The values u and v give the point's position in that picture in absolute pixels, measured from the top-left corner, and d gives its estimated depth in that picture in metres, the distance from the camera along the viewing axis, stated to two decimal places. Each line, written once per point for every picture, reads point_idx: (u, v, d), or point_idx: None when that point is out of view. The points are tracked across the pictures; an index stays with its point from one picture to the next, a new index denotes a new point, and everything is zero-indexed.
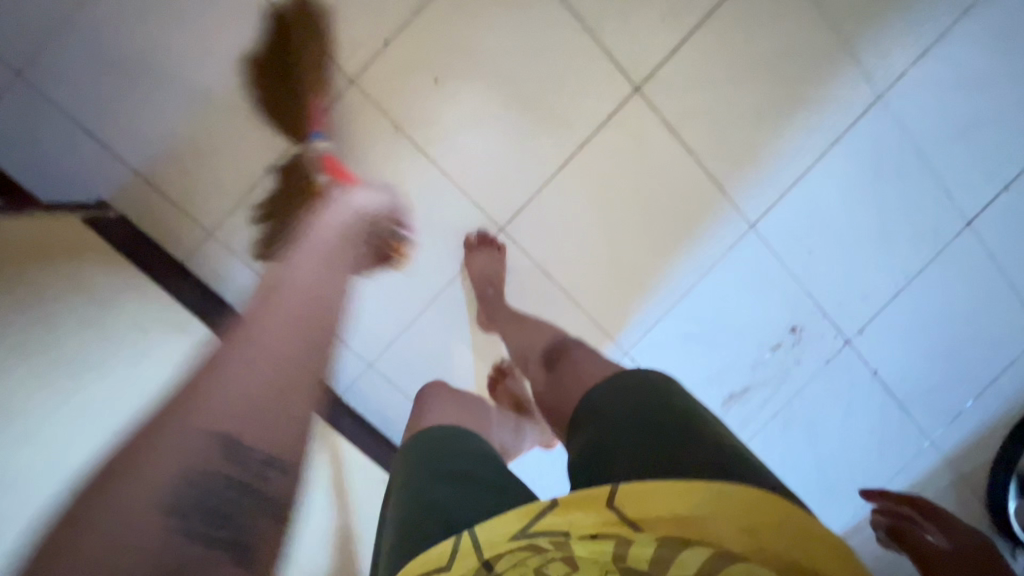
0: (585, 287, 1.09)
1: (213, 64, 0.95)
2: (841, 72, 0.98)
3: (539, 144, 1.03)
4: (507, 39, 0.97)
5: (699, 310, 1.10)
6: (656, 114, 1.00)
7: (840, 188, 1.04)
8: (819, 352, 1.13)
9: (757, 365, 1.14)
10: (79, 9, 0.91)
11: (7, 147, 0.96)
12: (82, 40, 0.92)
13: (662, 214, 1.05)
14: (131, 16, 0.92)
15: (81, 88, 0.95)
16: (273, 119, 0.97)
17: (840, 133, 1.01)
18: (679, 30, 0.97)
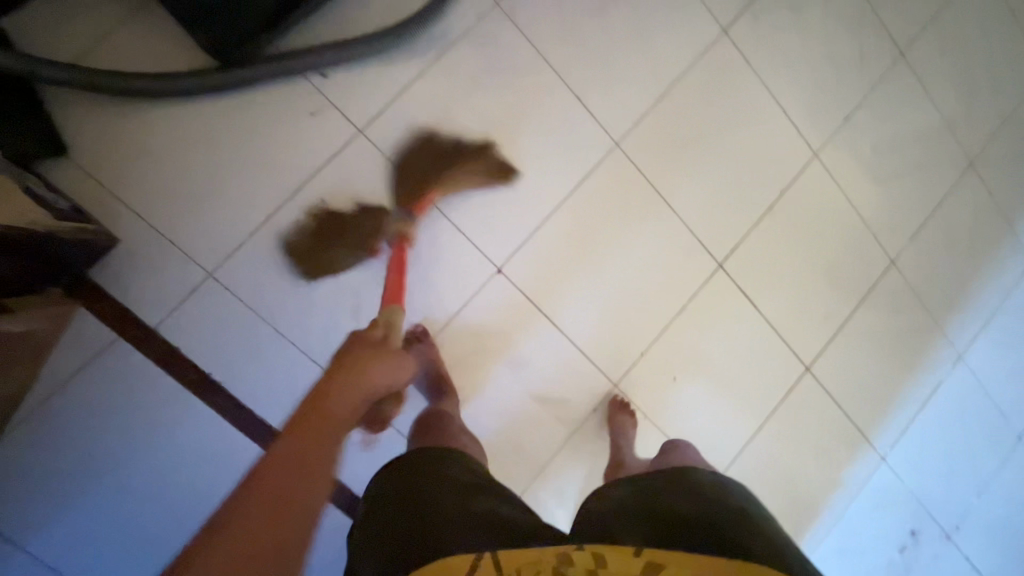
0: (754, 482, 1.21)
1: (436, 279, 0.98)
2: (916, 293, 1.31)
3: (718, 326, 1.16)
4: (678, 242, 1.12)
5: (852, 528, 1.30)
6: (779, 310, 1.20)
7: (942, 414, 1.36)
8: (933, 548, 1.37)
9: (890, 563, 1.34)
10: (313, 208, 0.92)
11: (189, 351, 0.88)
12: (298, 244, 0.91)
13: (817, 425, 1.25)
14: (362, 226, 0.94)
15: (288, 295, 0.92)
16: (486, 336, 1.02)
17: (921, 366, 1.33)
18: (795, 225, 1.20)
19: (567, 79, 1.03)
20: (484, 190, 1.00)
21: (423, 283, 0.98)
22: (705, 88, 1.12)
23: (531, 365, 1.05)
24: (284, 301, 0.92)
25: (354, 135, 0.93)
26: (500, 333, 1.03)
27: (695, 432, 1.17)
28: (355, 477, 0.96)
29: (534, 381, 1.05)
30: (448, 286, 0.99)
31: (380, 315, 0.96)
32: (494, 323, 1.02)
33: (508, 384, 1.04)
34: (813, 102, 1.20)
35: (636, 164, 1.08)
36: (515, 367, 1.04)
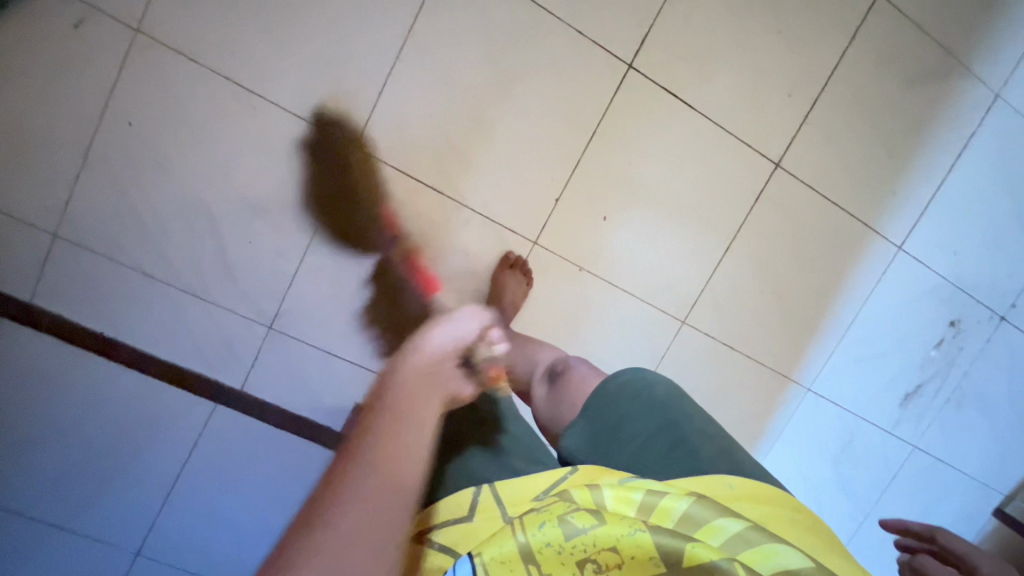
0: (732, 310, 1.06)
1: (287, 175, 0.88)
2: (923, 26, 0.99)
3: (644, 140, 0.95)
4: (562, 49, 0.90)
5: (868, 335, 1.13)
6: (721, 101, 0.96)
7: (977, 177, 1.08)
8: (981, 335, 1.17)
9: (924, 363, 1.17)
10: (123, 135, 0.83)
11: (72, 313, 0.88)
12: (126, 178, 0.85)
13: (799, 229, 1.04)
14: (184, 139, 0.85)
15: (140, 234, 0.87)
16: (368, 223, 0.92)
17: (939, 123, 1.04)
18: None
19: None
20: (303, 57, 0.84)
21: (281, 186, 0.89)
22: None
23: (429, 241, 0.95)
24: (143, 243, 0.87)
25: (135, 36, 0.80)
26: (385, 220, 0.92)
27: (647, 271, 1.01)
28: (290, 408, 0.97)
29: (438, 259, 0.96)
30: (306, 181, 0.89)
31: (244, 229, 0.89)
32: (374, 210, 0.92)
33: (409, 269, 0.95)
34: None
35: None
36: (411, 249, 0.94)
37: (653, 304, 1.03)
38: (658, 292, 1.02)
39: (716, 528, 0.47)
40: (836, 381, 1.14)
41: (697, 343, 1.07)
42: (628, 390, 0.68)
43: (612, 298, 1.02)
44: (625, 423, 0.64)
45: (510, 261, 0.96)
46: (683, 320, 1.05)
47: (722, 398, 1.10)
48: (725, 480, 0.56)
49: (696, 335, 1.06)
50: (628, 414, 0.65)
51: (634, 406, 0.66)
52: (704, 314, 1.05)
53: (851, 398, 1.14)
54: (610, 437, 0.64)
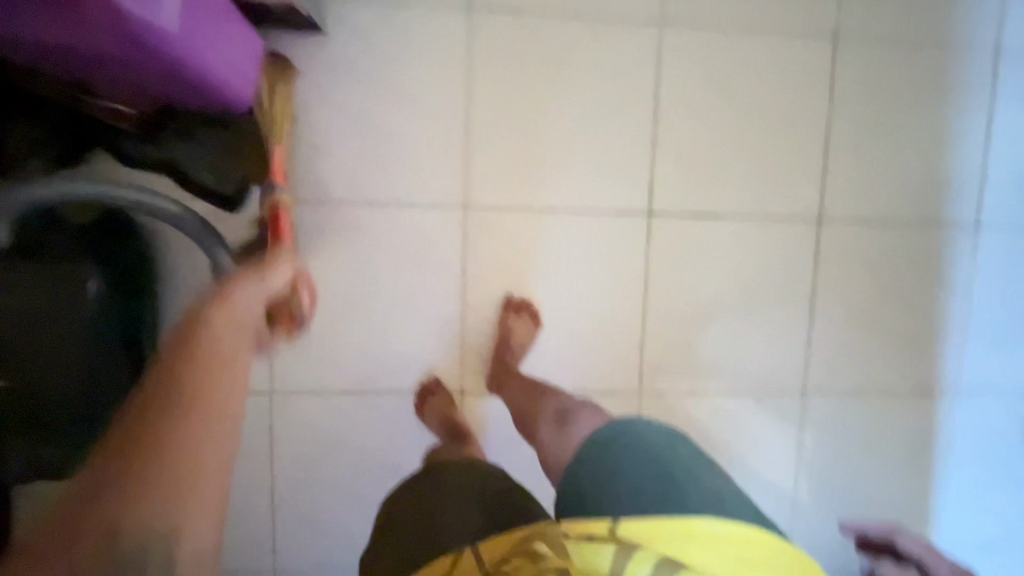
0: (842, 359, 1.08)
1: (419, 440, 1.01)
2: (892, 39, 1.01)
3: (690, 262, 1.02)
4: (586, 229, 1.00)
5: (989, 316, 1.09)
6: (741, 197, 1.02)
7: None
8: None
9: None
10: (289, 472, 0.99)
11: None
12: (305, 502, 1.00)
13: (869, 261, 1.06)
14: (334, 452, 1.00)
15: (332, 539, 1.01)
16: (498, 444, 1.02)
17: (956, 103, 1.03)
18: (692, 107, 0.99)
19: (377, 184, 0.95)
20: (393, 346, 0.99)
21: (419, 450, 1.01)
22: (500, 62, 0.95)
23: None
24: (337, 545, 1.02)
25: (271, 396, 0.97)
26: (510, 435, 1.02)
27: (747, 364, 1.06)
28: None
29: None
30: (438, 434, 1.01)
31: None
32: (497, 433, 1.01)
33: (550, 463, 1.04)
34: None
35: (499, 201, 0.98)
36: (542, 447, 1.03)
37: (766, 387, 1.07)
38: (767, 377, 1.06)
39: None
40: (979, 372, 1.10)
41: (825, 402, 1.08)
42: (623, 447, 0.78)
43: (728, 402, 1.06)
44: (614, 466, 0.75)
45: (514, 305, 0.99)
46: (803, 389, 1.08)
47: (875, 437, 1.10)
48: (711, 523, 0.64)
49: (820, 397, 1.08)
50: (619, 455, 0.77)
51: (632, 460, 0.75)
52: (819, 374, 1.07)
53: (1003, 379, 1.11)
54: (601, 481, 0.74)
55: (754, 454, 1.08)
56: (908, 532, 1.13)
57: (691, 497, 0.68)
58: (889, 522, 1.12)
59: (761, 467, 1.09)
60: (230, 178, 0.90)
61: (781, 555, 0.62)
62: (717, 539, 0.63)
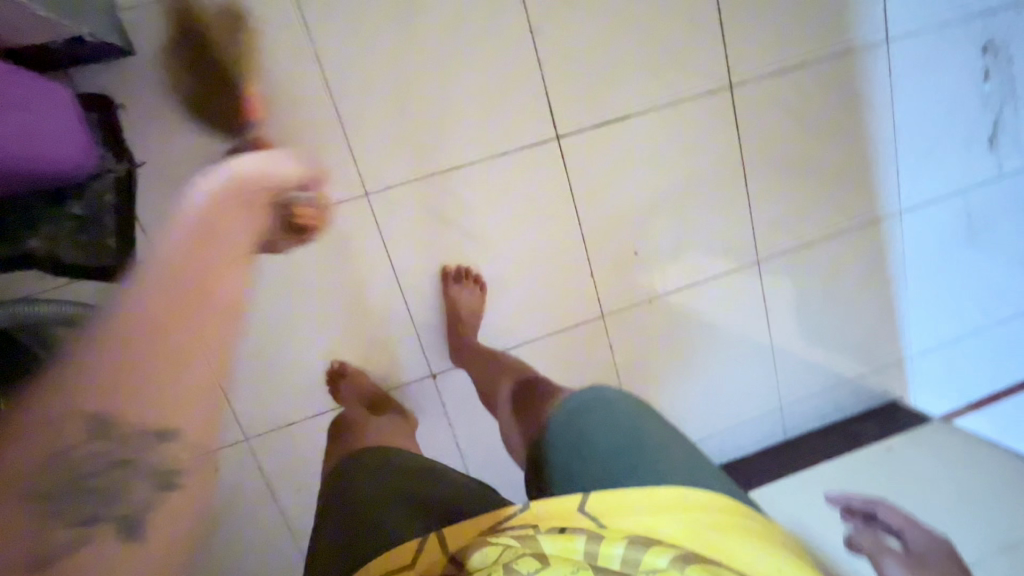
0: (786, 219, 1.07)
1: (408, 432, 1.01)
2: None
3: (613, 174, 0.98)
4: (498, 176, 0.93)
5: (915, 130, 1.08)
6: (645, 91, 0.95)
7: None
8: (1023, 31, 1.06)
9: (987, 100, 1.09)
10: (298, 502, 1.00)
11: None
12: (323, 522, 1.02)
13: (790, 115, 1.02)
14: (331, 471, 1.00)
15: None
16: (485, 410, 1.02)
17: None
18: (564, 8, 0.89)
19: (265, 202, 0.87)
20: (348, 356, 0.96)
21: None
22: (341, 21, 0.84)
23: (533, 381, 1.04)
24: None
25: (249, 442, 0.96)
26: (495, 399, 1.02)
27: (697, 255, 1.05)
28: None
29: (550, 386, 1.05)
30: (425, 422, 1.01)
31: None
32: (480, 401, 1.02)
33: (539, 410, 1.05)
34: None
35: (398, 178, 0.90)
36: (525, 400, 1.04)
37: (720, 269, 1.07)
38: (720, 260, 1.06)
39: (654, 555, 0.57)
40: (917, 187, 1.11)
41: (780, 264, 1.10)
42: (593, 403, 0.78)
43: (689, 296, 1.07)
44: (585, 431, 0.75)
45: (454, 275, 0.95)
46: (758, 258, 1.08)
47: (834, 282, 1.13)
48: (682, 490, 0.63)
49: (773, 261, 1.09)
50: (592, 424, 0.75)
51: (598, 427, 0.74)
52: (769, 240, 1.08)
53: (941, 186, 1.11)
54: (574, 451, 0.74)
55: (726, 334, 1.11)
56: (883, 353, 1.19)
57: (658, 470, 0.66)
58: (864, 350, 1.18)
59: (736, 344, 1.12)
60: (110, 245, 0.81)
61: (749, 516, 0.62)
62: (684, 505, 0.62)
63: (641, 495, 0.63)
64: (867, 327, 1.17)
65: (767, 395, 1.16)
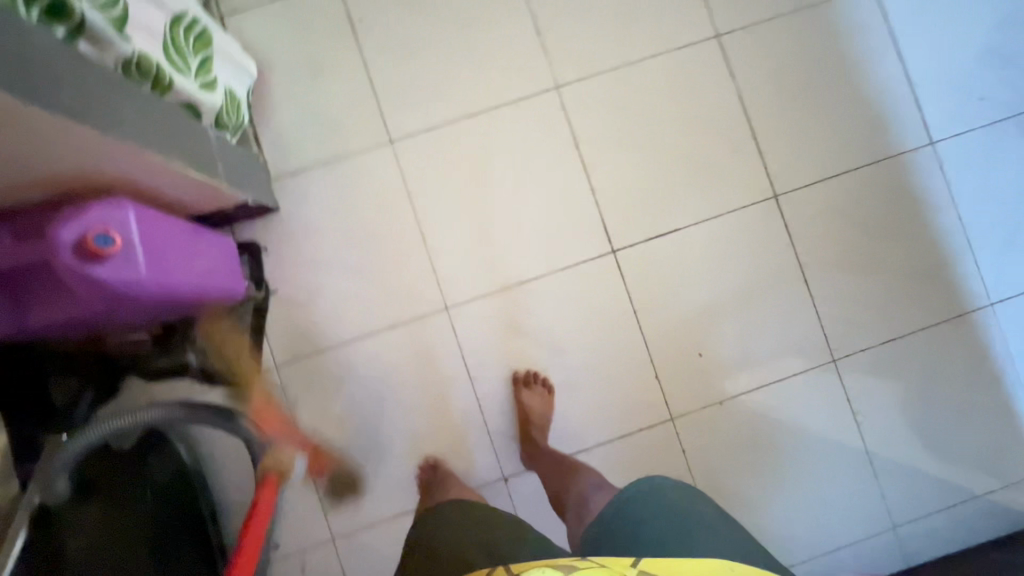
0: (858, 316, 1.06)
1: None
2: (774, 14, 1.06)
3: (670, 281, 1.05)
4: (562, 287, 1.04)
5: (985, 223, 1.06)
6: (693, 207, 1.05)
7: (936, 39, 1.06)
8: None
9: None
10: None
11: None
12: None
13: (843, 217, 1.06)
14: None
15: None
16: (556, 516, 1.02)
17: (859, 46, 1.06)
18: (613, 146, 1.05)
19: (362, 319, 1.03)
20: (424, 458, 1.03)
21: None
22: (430, 174, 1.04)
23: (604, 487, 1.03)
24: None
25: (334, 541, 1.02)
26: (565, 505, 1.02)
27: (765, 354, 1.05)
28: None
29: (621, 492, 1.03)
30: None
31: None
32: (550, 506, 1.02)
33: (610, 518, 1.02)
34: (497, 41, 1.04)
35: (473, 293, 1.04)
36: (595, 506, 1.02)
37: (792, 369, 1.05)
38: (791, 359, 1.05)
39: None
40: (1003, 278, 1.06)
41: (860, 362, 1.05)
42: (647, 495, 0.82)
43: (763, 397, 1.05)
44: (635, 520, 0.77)
45: (523, 379, 1.02)
46: (833, 357, 1.05)
47: (928, 380, 1.05)
48: (728, 563, 0.64)
49: (852, 360, 1.05)
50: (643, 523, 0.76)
51: (651, 516, 0.76)
52: (842, 338, 1.05)
53: None
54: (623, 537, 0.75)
55: (811, 438, 1.05)
56: (1010, 464, 1.05)
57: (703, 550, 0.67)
58: (985, 460, 1.05)
59: (825, 450, 1.04)
60: (242, 360, 1.00)
61: None
62: (731, 573, 0.62)
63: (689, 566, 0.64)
64: (983, 431, 1.05)
65: (872, 512, 1.04)
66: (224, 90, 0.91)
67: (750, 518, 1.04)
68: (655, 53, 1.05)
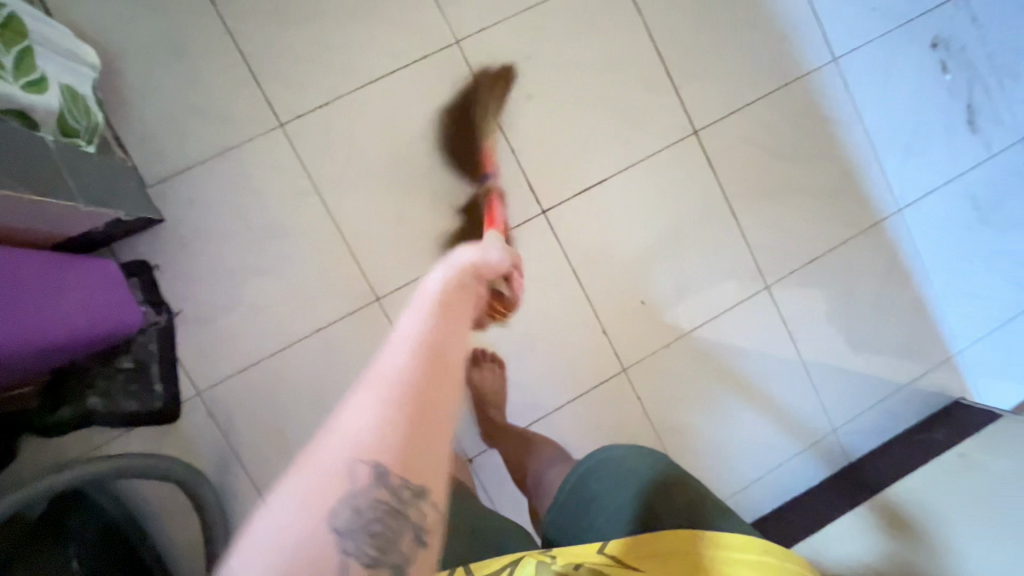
0: (784, 241, 1.08)
1: None
2: None
3: (603, 234, 1.02)
4: (496, 257, 0.99)
5: (887, 134, 1.11)
6: (616, 155, 1.02)
7: None
8: (964, 26, 1.11)
9: (951, 92, 1.11)
10: None
11: None
12: None
13: (760, 146, 1.06)
14: None
15: None
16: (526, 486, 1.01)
17: None
18: (526, 100, 0.98)
19: (285, 327, 0.94)
20: None
21: None
22: (334, 155, 0.94)
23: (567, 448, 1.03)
24: None
25: None
26: None
27: (703, 292, 1.06)
28: None
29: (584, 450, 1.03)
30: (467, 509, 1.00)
31: None
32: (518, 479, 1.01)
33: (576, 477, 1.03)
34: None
35: (404, 279, 0.97)
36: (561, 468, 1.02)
37: (731, 301, 1.07)
38: (728, 293, 1.07)
39: None
40: (907, 184, 1.12)
41: (791, 285, 1.09)
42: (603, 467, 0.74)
43: (707, 332, 1.07)
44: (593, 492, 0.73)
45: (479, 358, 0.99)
46: (767, 284, 1.08)
47: (851, 290, 1.11)
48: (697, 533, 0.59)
49: (783, 283, 1.09)
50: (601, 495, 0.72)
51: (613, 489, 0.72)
52: (772, 264, 1.08)
53: (932, 179, 1.12)
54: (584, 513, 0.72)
55: (754, 363, 1.09)
56: (925, 355, 1.14)
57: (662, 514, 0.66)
58: (904, 355, 1.14)
59: (768, 372, 1.09)
60: (155, 391, 0.89)
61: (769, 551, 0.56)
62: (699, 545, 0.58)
63: (657, 544, 0.59)
64: (901, 329, 1.13)
65: (814, 419, 1.12)
66: (60, 87, 0.75)
67: (709, 448, 1.08)
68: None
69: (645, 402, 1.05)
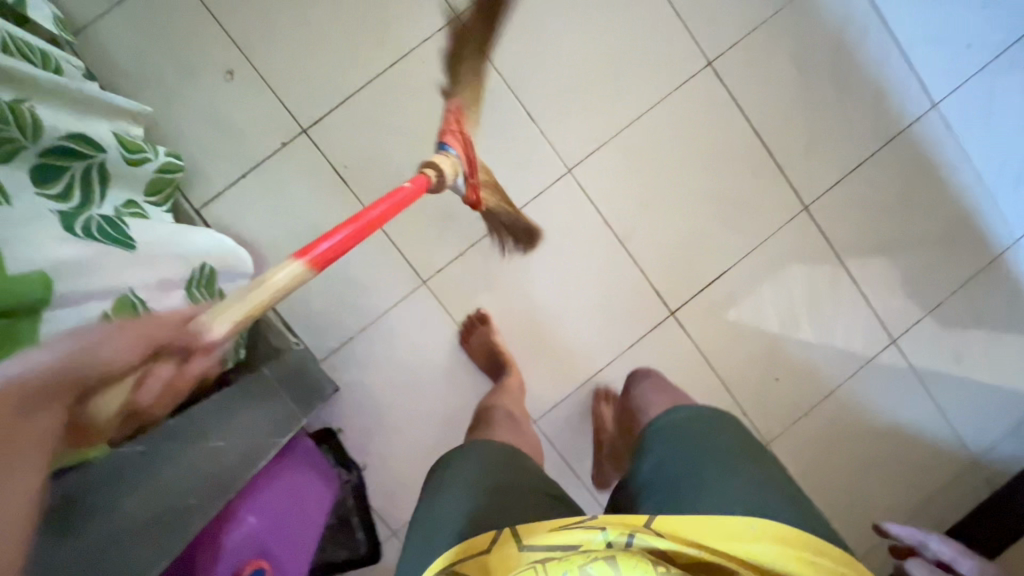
0: (903, 293, 1.10)
1: None
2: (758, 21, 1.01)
3: (730, 321, 1.07)
4: (635, 363, 1.05)
5: (997, 168, 1.10)
6: (732, 244, 1.05)
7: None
8: None
9: None
10: None
11: None
12: None
13: (870, 206, 1.08)
14: None
15: None
16: None
17: (848, 28, 1.02)
18: (640, 210, 1.02)
19: None
20: None
21: None
22: (474, 299, 1.01)
23: None
24: None
25: None
26: None
27: (832, 355, 1.10)
28: None
29: None
30: None
31: None
32: None
33: None
34: (496, 142, 0.98)
35: (555, 397, 1.04)
36: None
37: (858, 358, 1.11)
38: (854, 352, 1.10)
39: None
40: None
41: (915, 332, 1.12)
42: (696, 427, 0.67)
43: (839, 391, 1.11)
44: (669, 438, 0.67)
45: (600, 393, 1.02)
46: (892, 337, 1.11)
47: (976, 327, 1.13)
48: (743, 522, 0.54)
49: (907, 332, 1.11)
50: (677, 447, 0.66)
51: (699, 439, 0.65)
52: (894, 318, 1.11)
53: None
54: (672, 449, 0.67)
55: (886, 412, 1.13)
56: None
57: None
58: None
59: (902, 418, 1.13)
60: (360, 538, 0.99)
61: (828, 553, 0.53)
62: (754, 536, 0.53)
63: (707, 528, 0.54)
64: None
65: (953, 454, 1.15)
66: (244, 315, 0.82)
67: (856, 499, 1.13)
68: (656, 104, 1.00)
69: (788, 467, 1.11)
